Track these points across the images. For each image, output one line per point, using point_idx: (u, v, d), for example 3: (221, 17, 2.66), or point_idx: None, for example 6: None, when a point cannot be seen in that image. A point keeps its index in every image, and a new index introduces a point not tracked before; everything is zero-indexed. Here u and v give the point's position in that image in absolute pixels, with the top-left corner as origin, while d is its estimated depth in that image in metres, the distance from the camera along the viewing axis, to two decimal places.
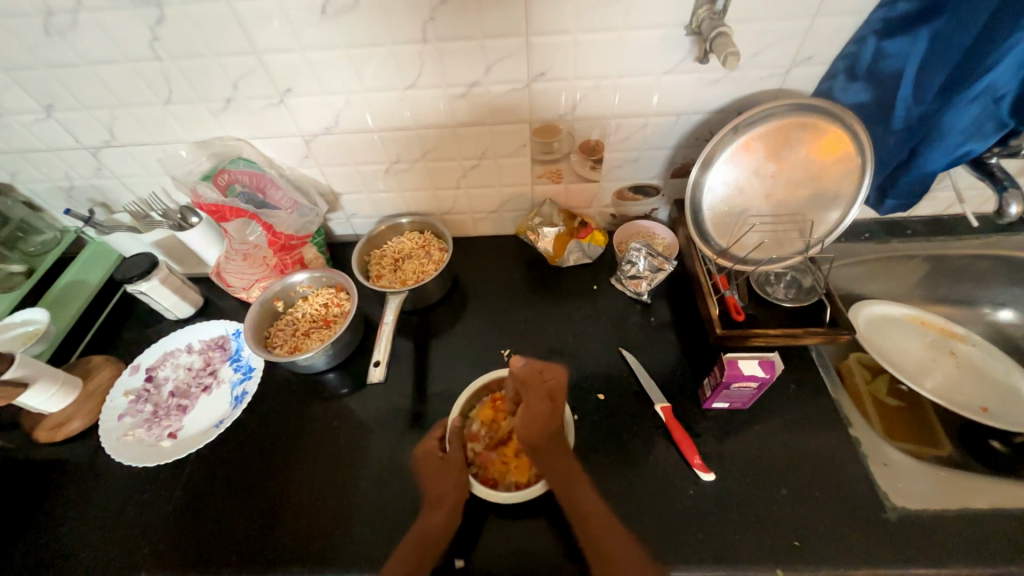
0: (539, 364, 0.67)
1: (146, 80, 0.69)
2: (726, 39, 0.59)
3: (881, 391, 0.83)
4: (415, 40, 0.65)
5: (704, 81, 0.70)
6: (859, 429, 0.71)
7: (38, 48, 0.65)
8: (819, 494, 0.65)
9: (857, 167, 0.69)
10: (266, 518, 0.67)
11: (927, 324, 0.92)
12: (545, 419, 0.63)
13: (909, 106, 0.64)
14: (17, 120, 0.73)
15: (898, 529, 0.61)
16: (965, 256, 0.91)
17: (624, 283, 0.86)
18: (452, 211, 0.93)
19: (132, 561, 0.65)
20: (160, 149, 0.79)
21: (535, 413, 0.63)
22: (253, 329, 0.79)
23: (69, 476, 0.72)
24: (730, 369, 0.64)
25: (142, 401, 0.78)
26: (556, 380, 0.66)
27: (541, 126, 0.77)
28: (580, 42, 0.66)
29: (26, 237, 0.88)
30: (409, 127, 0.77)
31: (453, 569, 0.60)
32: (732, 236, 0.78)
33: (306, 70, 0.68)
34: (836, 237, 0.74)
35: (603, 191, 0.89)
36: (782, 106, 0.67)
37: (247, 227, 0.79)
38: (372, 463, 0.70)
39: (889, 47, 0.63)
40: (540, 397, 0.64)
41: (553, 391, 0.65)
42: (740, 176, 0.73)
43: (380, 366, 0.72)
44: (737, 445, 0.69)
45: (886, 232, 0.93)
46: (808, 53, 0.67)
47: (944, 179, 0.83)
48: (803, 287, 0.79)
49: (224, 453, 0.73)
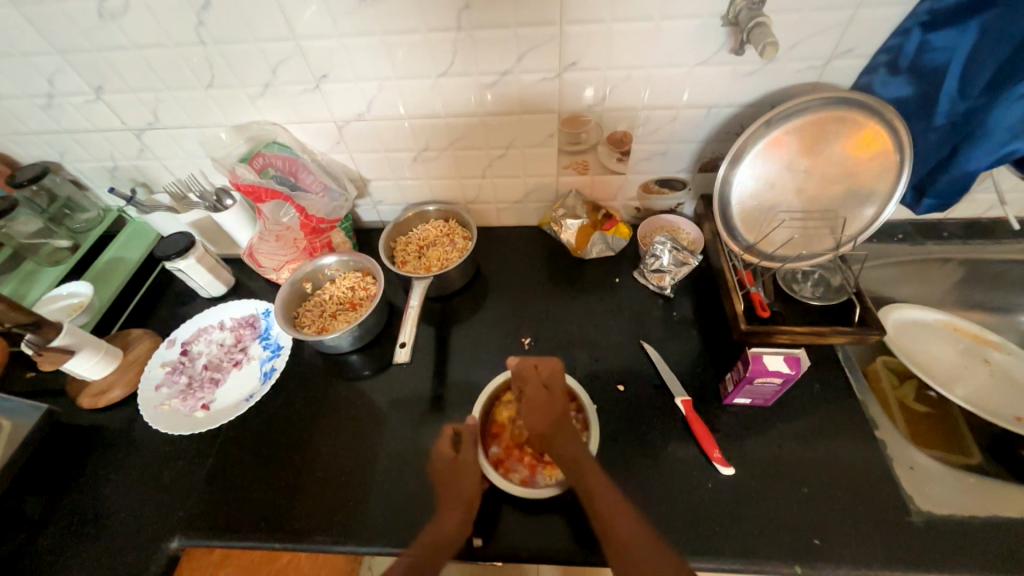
0: (533, 359, 0.65)
1: (190, 65, 0.72)
2: (764, 29, 0.58)
3: (908, 397, 0.81)
4: (449, 28, 0.66)
5: (738, 74, 0.69)
6: (885, 431, 0.70)
7: (91, 32, 0.68)
8: (842, 493, 0.64)
9: (894, 164, 0.67)
10: (293, 489, 0.69)
11: (959, 331, 0.89)
12: (547, 405, 0.61)
13: (954, 102, 0.63)
14: (68, 101, 0.77)
15: (922, 533, 0.60)
16: (1004, 261, 0.88)
17: (647, 277, 0.86)
18: (476, 201, 0.94)
19: (167, 522, 0.68)
20: (200, 132, 0.82)
21: (533, 404, 0.61)
22: (283, 308, 0.81)
23: (109, 441, 0.76)
24: (754, 364, 0.63)
25: (177, 372, 0.81)
26: (550, 369, 0.64)
27: (569, 117, 0.77)
28: (613, 31, 0.65)
29: (71, 214, 0.92)
30: (439, 116, 0.78)
31: (471, 547, 0.62)
32: (761, 232, 0.77)
33: (342, 57, 0.70)
34: (869, 235, 0.72)
35: (628, 184, 0.88)
36: (817, 99, 0.66)
37: (280, 209, 0.82)
38: (394, 442, 0.72)
39: (934, 40, 0.61)
40: (535, 387, 0.62)
41: (547, 379, 0.63)
42: (771, 170, 0.72)
43: (406, 347, 0.73)
44: (758, 441, 0.69)
45: (922, 233, 0.90)
46: (848, 46, 0.65)
47: (986, 180, 0.80)
48: (831, 285, 0.77)
49: (253, 426, 0.76)
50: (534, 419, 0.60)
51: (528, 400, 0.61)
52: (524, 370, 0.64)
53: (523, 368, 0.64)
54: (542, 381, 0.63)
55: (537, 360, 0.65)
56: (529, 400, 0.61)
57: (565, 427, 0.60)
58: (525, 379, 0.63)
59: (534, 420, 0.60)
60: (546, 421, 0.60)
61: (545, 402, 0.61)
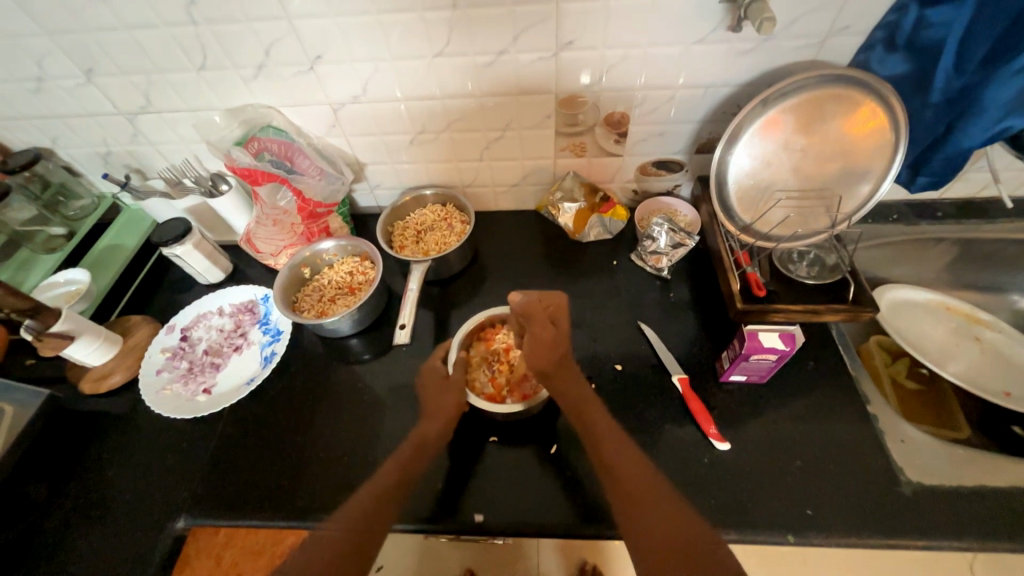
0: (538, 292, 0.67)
1: (182, 46, 0.71)
2: (762, 5, 0.58)
3: (900, 374, 0.83)
4: (444, 7, 0.65)
5: (735, 52, 0.69)
6: (877, 406, 0.71)
7: (80, 12, 0.66)
8: (834, 466, 0.66)
9: (890, 143, 0.68)
10: (296, 469, 0.70)
11: (951, 309, 0.90)
12: (552, 344, 0.64)
13: (949, 78, 0.63)
14: (59, 85, 0.76)
15: (912, 503, 0.62)
16: (995, 241, 0.89)
17: (644, 259, 0.86)
18: (474, 184, 0.93)
19: (173, 502, 0.69)
20: (194, 115, 0.81)
21: (540, 337, 0.64)
22: (282, 292, 0.81)
23: (112, 426, 0.77)
24: (750, 341, 0.64)
25: (178, 357, 0.82)
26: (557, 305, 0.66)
27: (566, 98, 0.77)
28: (611, 8, 0.65)
29: (66, 202, 0.91)
30: (435, 98, 0.77)
31: (473, 523, 0.63)
32: (758, 211, 0.77)
33: (336, 36, 0.69)
34: (864, 213, 0.73)
35: (626, 166, 0.88)
36: (815, 77, 0.65)
37: (278, 192, 0.81)
38: (394, 423, 0.73)
39: (932, 15, 0.61)
40: (543, 325, 0.65)
41: (554, 314, 0.66)
42: (768, 150, 0.73)
43: (405, 329, 0.75)
44: (753, 418, 0.70)
45: (916, 214, 0.91)
46: (845, 23, 0.65)
47: (980, 159, 0.81)
48: (826, 265, 0.77)
49: (256, 409, 0.77)
50: (544, 353, 0.63)
51: (534, 336, 0.64)
52: (531, 305, 0.65)
53: (530, 304, 0.65)
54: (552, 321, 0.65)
55: (542, 297, 0.67)
56: (537, 335, 0.64)
57: (566, 364, 0.65)
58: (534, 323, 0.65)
59: (540, 356, 0.63)
60: (553, 359, 0.63)
61: (553, 339, 0.64)
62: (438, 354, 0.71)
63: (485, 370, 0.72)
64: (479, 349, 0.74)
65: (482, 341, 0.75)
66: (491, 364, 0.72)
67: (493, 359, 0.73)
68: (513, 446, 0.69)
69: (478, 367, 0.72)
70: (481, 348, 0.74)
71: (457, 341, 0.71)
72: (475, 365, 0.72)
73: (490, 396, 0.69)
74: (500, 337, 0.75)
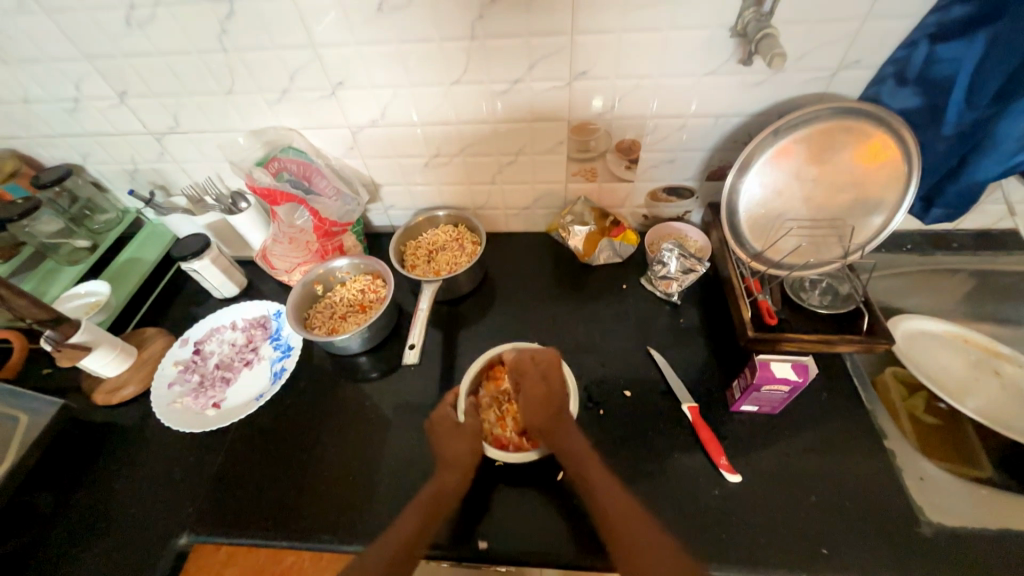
0: (530, 350, 0.70)
1: (211, 71, 0.74)
2: (772, 40, 0.60)
3: (918, 408, 0.81)
4: (463, 38, 0.68)
5: (746, 84, 0.70)
6: (894, 442, 0.69)
7: (118, 39, 0.70)
8: (850, 503, 0.64)
9: (903, 175, 0.67)
10: (299, 488, 0.70)
11: (970, 342, 0.88)
12: (545, 399, 0.66)
13: (962, 112, 0.63)
14: (93, 105, 0.80)
15: (933, 545, 0.60)
16: (1013, 273, 0.88)
17: (654, 284, 0.86)
18: (485, 206, 0.95)
19: (176, 518, 0.69)
20: (219, 136, 0.84)
21: (531, 399, 0.66)
22: (295, 310, 0.83)
23: (122, 438, 0.78)
24: (762, 371, 0.63)
25: (190, 371, 0.83)
26: (546, 362, 0.69)
27: (579, 125, 0.79)
28: (623, 40, 0.67)
29: (91, 216, 0.94)
30: (450, 122, 0.79)
31: (476, 550, 0.62)
32: (769, 239, 0.77)
33: (358, 65, 0.72)
34: (877, 244, 0.72)
35: (636, 192, 0.89)
36: (825, 109, 0.66)
37: (295, 211, 0.85)
38: (400, 443, 0.73)
39: (942, 51, 0.62)
40: (533, 382, 0.67)
41: (546, 371, 0.68)
42: (779, 179, 0.73)
43: (415, 349, 0.75)
44: (764, 449, 0.69)
45: (931, 244, 0.90)
46: (855, 57, 0.66)
47: (995, 191, 0.80)
48: (840, 294, 0.76)
49: (263, 425, 0.77)
50: (538, 413, 0.65)
51: (524, 398, 0.67)
52: (521, 362, 0.69)
53: (520, 360, 0.70)
54: (545, 374, 0.68)
55: (534, 353, 0.70)
56: (527, 397, 0.66)
57: (563, 416, 0.65)
58: (526, 379, 0.68)
59: (535, 413, 0.65)
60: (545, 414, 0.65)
61: (545, 394, 0.66)
62: (448, 401, 0.69)
63: (494, 412, 0.71)
64: (489, 389, 0.73)
65: (492, 380, 0.74)
66: (501, 406, 0.71)
67: (502, 399, 0.72)
68: (519, 472, 0.68)
69: (488, 410, 0.71)
70: (491, 389, 0.73)
71: (470, 379, 0.70)
72: (485, 406, 0.71)
73: (501, 441, 0.68)
74: (510, 375, 0.74)
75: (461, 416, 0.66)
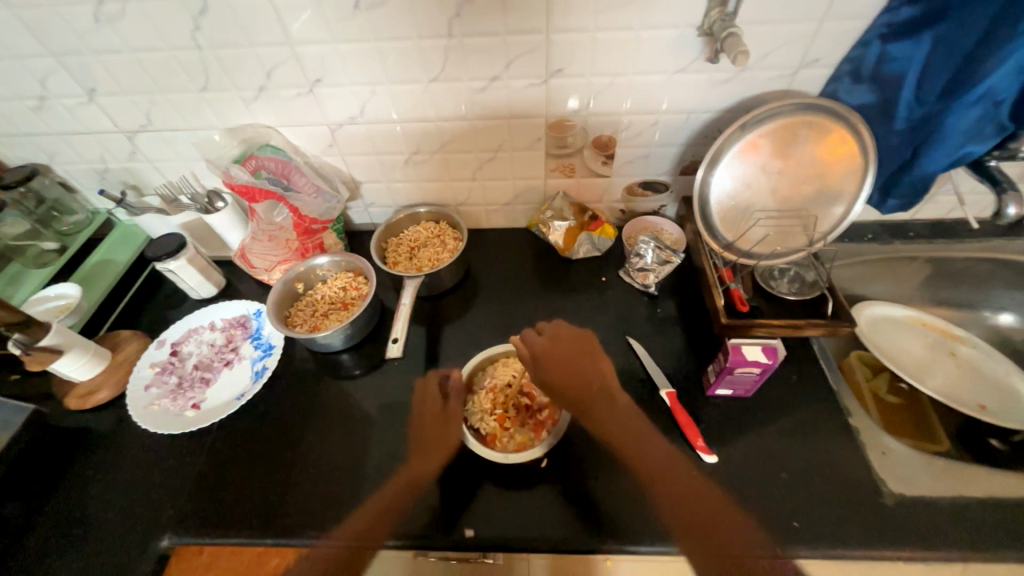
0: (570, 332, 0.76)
1: (184, 68, 0.73)
2: (736, 39, 0.63)
3: (881, 388, 0.85)
4: (440, 35, 0.69)
5: (714, 81, 0.73)
6: (859, 419, 0.73)
7: (86, 34, 0.69)
8: (819, 478, 0.67)
9: (859, 167, 0.72)
10: (284, 485, 0.70)
11: (928, 326, 0.94)
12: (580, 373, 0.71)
13: (912, 107, 0.68)
14: (60, 103, 0.78)
15: (895, 513, 0.63)
16: (966, 259, 0.93)
17: (632, 275, 0.89)
18: (466, 203, 0.96)
19: (157, 521, 0.68)
20: (194, 134, 0.83)
21: (569, 367, 0.71)
22: (275, 307, 0.82)
23: (97, 443, 0.76)
24: (734, 354, 0.66)
25: (167, 372, 0.81)
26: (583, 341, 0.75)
27: (556, 122, 0.81)
28: (596, 39, 0.69)
29: (59, 216, 0.92)
30: (430, 120, 0.80)
31: (463, 538, 0.63)
32: (739, 230, 0.81)
33: (336, 63, 0.72)
34: (839, 233, 0.77)
35: (613, 187, 0.92)
36: (788, 105, 0.70)
37: (275, 209, 0.84)
38: (385, 437, 0.73)
39: (895, 49, 0.65)
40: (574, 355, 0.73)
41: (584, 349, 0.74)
42: (747, 172, 0.76)
43: (398, 342, 0.75)
44: (738, 431, 0.72)
45: (890, 234, 0.95)
46: (814, 56, 0.70)
47: (946, 182, 0.85)
48: (806, 281, 0.79)
49: (245, 424, 0.76)
50: (575, 384, 0.69)
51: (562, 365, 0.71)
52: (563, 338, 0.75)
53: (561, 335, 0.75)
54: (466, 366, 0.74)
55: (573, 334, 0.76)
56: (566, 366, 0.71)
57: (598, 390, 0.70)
58: (550, 350, 0.73)
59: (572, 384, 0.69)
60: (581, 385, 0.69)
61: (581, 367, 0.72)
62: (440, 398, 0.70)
63: (507, 433, 0.70)
64: (484, 428, 0.70)
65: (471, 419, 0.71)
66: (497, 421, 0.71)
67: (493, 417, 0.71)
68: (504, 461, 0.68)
69: (503, 434, 0.70)
70: (479, 418, 0.71)
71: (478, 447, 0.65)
72: (499, 433, 0.70)
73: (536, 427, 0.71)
74: (473, 405, 0.72)
75: (514, 459, 0.64)
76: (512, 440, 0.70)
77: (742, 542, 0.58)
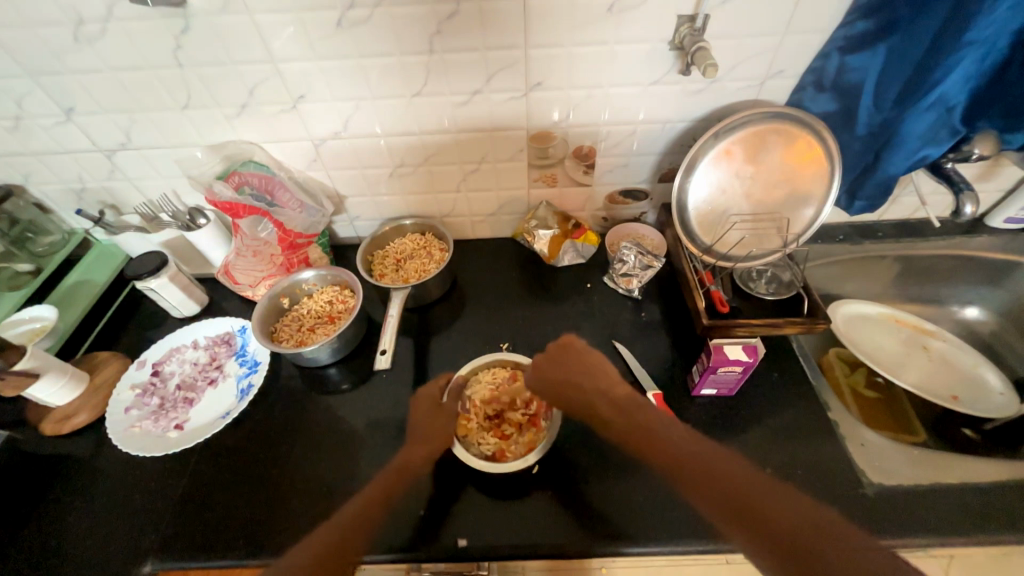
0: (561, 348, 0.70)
1: (166, 86, 0.73)
2: (705, 53, 0.66)
3: (859, 383, 0.88)
4: (422, 52, 0.70)
5: (687, 92, 0.77)
6: (838, 413, 0.75)
7: (64, 53, 0.68)
8: (803, 472, 0.69)
9: (827, 172, 0.75)
10: (272, 504, 0.68)
11: (900, 322, 0.98)
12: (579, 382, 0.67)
13: (872, 114, 0.72)
14: (37, 123, 0.77)
15: (876, 503, 0.65)
16: (932, 257, 0.98)
17: (616, 281, 0.90)
18: (451, 214, 0.97)
19: (139, 547, 0.66)
20: (175, 151, 0.83)
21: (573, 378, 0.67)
22: (260, 323, 0.81)
23: (74, 469, 0.73)
24: (716, 354, 0.68)
25: (148, 393, 0.79)
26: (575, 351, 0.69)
27: (537, 133, 0.83)
28: (573, 54, 0.72)
29: (34, 238, 0.89)
30: (414, 133, 0.81)
31: (457, 548, 0.62)
32: (717, 234, 0.83)
33: (319, 79, 0.73)
34: (810, 234, 0.80)
35: (595, 195, 0.94)
36: (757, 114, 0.73)
37: (258, 224, 0.84)
38: (374, 450, 0.73)
39: (852, 61, 0.70)
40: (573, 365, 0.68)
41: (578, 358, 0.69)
42: (722, 178, 0.79)
43: (386, 353, 0.75)
44: (724, 430, 0.73)
45: (860, 234, 0.99)
46: (779, 68, 0.74)
47: (908, 184, 0.90)
48: (783, 281, 0.82)
49: (231, 443, 0.75)
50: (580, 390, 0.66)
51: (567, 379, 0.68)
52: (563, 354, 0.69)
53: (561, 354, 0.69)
54: (437, 399, 0.69)
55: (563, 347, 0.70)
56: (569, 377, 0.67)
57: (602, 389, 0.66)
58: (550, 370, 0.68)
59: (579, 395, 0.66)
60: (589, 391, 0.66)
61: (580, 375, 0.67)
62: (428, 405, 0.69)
63: (511, 440, 0.70)
64: (491, 448, 0.69)
65: (473, 444, 0.69)
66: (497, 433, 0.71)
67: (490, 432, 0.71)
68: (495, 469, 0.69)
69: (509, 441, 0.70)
70: (479, 441, 0.70)
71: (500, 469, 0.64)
72: (506, 442, 0.70)
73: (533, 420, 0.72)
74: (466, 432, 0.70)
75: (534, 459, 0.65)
76: (520, 441, 0.70)
77: (802, 526, 0.49)
